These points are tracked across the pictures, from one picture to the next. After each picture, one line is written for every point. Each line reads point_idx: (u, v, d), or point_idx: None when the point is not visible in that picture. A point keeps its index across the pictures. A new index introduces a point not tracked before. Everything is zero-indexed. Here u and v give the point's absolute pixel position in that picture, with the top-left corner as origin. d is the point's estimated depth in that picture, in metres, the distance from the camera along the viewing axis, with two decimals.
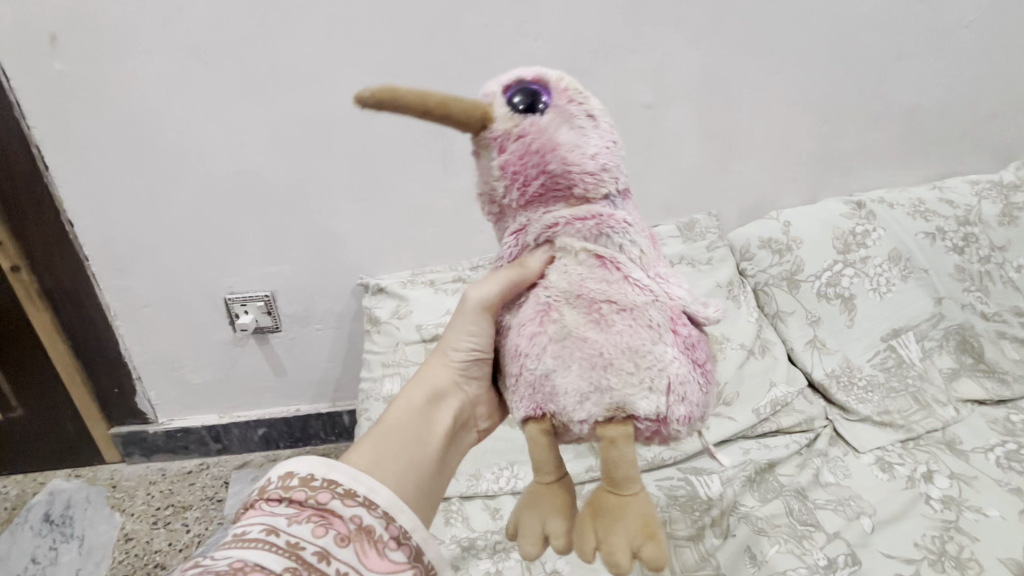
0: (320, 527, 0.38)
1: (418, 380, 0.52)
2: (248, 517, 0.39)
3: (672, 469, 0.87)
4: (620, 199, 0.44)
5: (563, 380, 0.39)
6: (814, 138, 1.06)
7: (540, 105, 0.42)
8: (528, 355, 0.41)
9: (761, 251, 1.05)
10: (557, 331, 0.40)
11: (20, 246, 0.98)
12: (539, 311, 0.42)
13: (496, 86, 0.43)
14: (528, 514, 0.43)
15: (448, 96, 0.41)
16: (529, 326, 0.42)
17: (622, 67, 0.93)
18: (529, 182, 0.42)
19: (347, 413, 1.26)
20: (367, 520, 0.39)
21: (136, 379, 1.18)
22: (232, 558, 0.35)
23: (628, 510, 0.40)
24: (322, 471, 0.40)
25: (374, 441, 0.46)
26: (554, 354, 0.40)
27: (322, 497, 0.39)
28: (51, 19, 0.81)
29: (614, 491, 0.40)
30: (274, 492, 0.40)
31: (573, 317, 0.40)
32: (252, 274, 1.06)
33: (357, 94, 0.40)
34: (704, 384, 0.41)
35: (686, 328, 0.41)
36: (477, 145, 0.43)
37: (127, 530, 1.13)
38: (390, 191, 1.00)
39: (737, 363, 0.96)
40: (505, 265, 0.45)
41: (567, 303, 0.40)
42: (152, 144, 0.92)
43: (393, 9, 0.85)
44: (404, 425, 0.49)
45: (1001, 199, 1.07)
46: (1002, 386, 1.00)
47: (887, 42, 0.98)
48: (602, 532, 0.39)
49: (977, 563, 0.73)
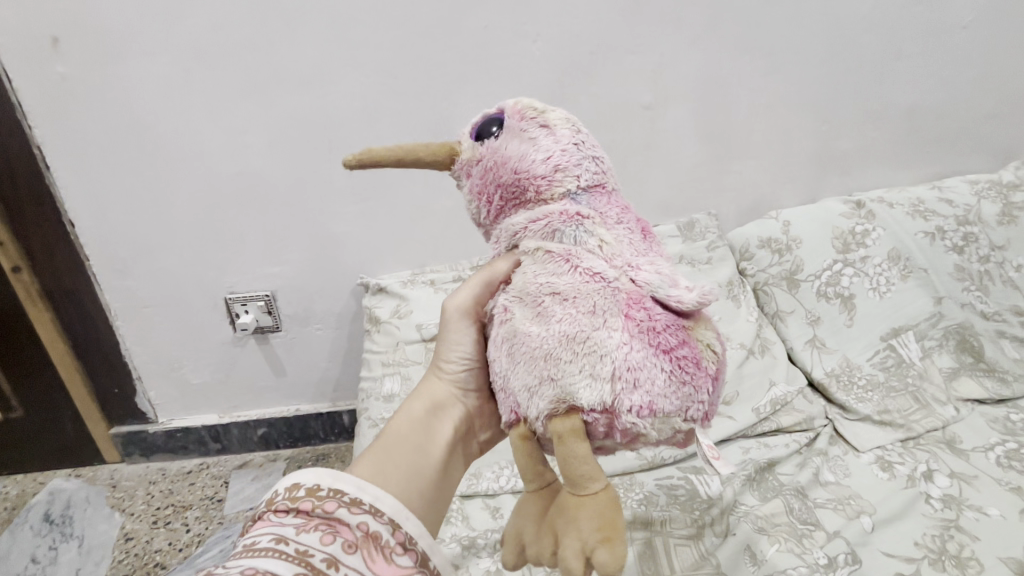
0: (328, 535, 0.37)
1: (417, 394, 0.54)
2: (255, 529, 0.38)
3: (671, 469, 0.87)
4: (584, 196, 0.45)
5: (514, 374, 0.42)
6: (814, 138, 1.06)
7: (496, 130, 0.48)
8: (494, 355, 0.44)
9: (761, 251, 1.05)
10: (512, 329, 0.43)
11: (21, 246, 0.98)
12: (501, 312, 0.45)
13: (470, 126, 0.51)
14: (512, 522, 0.46)
15: (414, 145, 0.50)
16: (496, 328, 0.45)
17: (622, 68, 0.93)
18: (492, 198, 0.47)
19: (347, 413, 1.27)
20: (374, 527, 0.40)
21: (136, 379, 1.18)
22: (243, 566, 0.34)
23: (584, 512, 0.39)
24: (327, 480, 0.40)
25: (378, 450, 0.47)
26: (508, 351, 0.43)
27: (329, 506, 0.39)
28: (51, 20, 0.81)
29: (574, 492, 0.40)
30: (281, 503, 0.39)
31: (522, 314, 0.42)
32: (252, 273, 1.07)
33: (346, 161, 0.52)
34: (673, 372, 0.39)
35: (643, 313, 0.40)
36: (457, 178, 0.51)
37: (126, 530, 1.13)
38: (390, 191, 1.00)
39: (737, 363, 0.96)
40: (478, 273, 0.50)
41: (520, 302, 0.43)
42: (153, 144, 0.92)
43: (394, 11, 0.86)
44: (406, 433, 0.50)
45: (1000, 199, 1.07)
46: (1001, 386, 1.00)
47: (886, 43, 0.98)
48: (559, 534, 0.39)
49: (977, 562, 0.73)
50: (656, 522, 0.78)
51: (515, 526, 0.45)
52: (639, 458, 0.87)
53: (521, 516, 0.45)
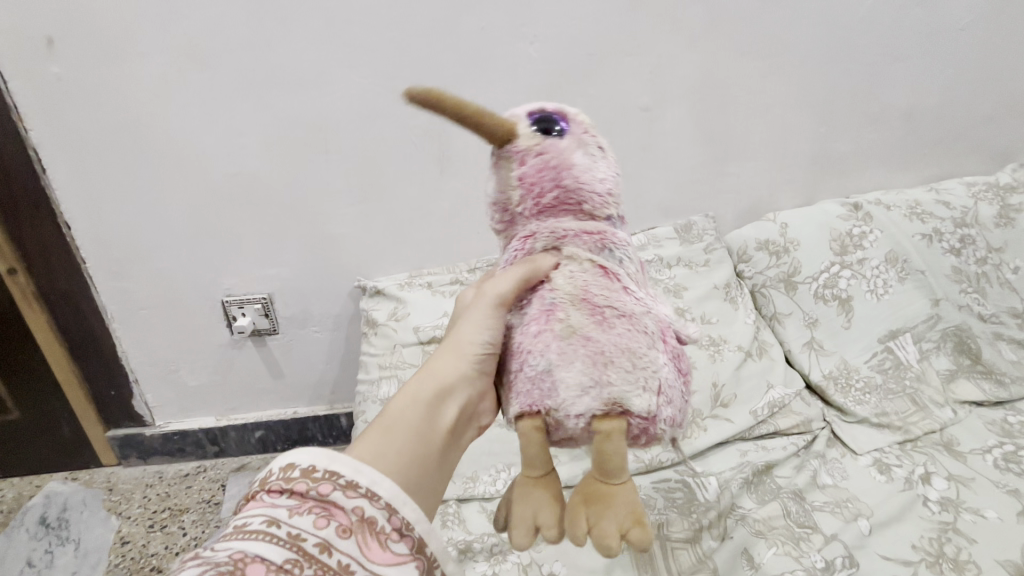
0: (322, 519, 0.37)
1: (428, 365, 0.51)
2: (248, 509, 0.38)
3: (669, 471, 0.87)
4: (619, 224, 0.49)
5: (566, 375, 0.41)
6: (811, 140, 1.06)
7: (560, 131, 0.47)
8: (534, 353, 0.43)
9: (758, 253, 1.04)
10: (564, 330, 0.42)
11: (17, 248, 0.98)
12: (544, 310, 0.44)
13: (519, 112, 0.48)
14: (517, 509, 0.45)
15: (483, 108, 0.44)
16: (534, 325, 0.44)
17: (619, 70, 0.93)
18: (545, 194, 0.46)
19: (345, 415, 1.26)
20: (369, 512, 0.39)
21: (133, 381, 1.17)
22: (232, 549, 0.34)
23: (619, 499, 0.42)
24: (324, 462, 0.39)
25: (376, 434, 0.45)
26: (558, 352, 0.42)
27: (323, 489, 0.38)
28: (47, 22, 0.81)
29: (606, 481, 0.42)
30: (275, 483, 0.39)
31: (578, 317, 0.42)
32: (249, 276, 1.06)
33: (407, 90, 0.42)
34: (684, 394, 0.45)
35: (672, 340, 0.45)
36: (497, 156, 0.47)
37: (122, 534, 1.13)
38: (387, 193, 1.00)
39: (735, 365, 0.95)
40: (514, 265, 0.46)
41: (570, 305, 0.43)
42: (150, 147, 0.92)
43: (390, 13, 0.86)
44: (406, 418, 0.47)
45: (997, 201, 1.07)
46: (999, 387, 1.00)
47: (883, 45, 0.99)
48: (595, 518, 0.42)
49: (975, 565, 0.73)
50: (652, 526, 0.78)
51: (524, 512, 0.44)
52: (636, 462, 0.87)
53: (529, 502, 0.44)
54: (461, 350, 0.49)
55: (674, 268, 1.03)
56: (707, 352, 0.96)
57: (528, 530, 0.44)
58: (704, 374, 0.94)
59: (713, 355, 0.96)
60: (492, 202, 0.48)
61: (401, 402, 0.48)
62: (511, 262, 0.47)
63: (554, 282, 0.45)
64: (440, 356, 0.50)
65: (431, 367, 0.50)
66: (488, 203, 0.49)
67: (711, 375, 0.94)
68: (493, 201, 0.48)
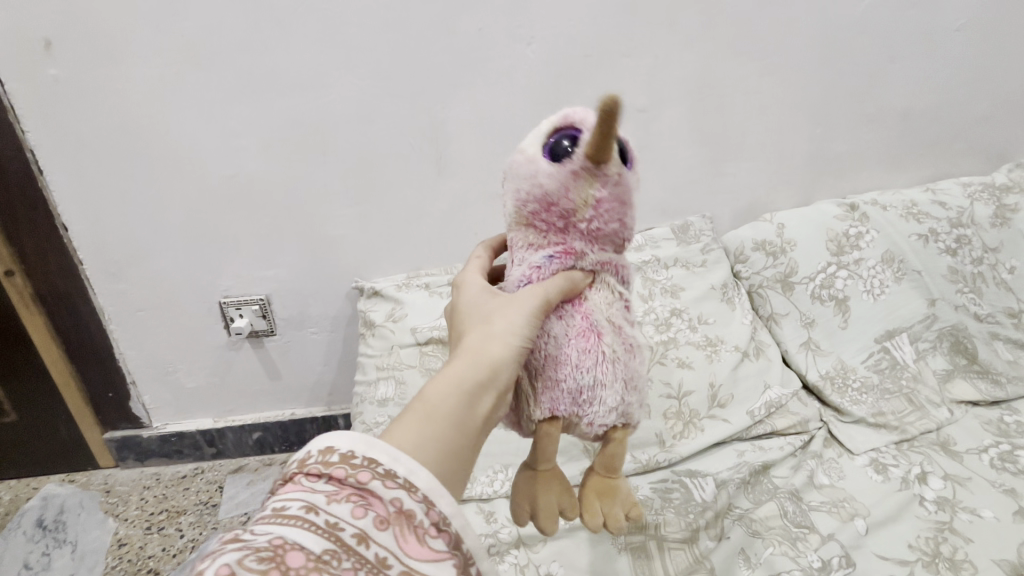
0: (359, 508, 0.35)
1: (465, 345, 0.46)
2: (286, 491, 0.36)
3: (666, 472, 0.87)
4: None
5: (609, 393, 0.47)
6: (808, 141, 1.06)
7: (629, 162, 0.48)
8: (582, 366, 0.46)
9: (755, 253, 1.05)
10: (609, 352, 0.47)
11: (14, 250, 0.98)
12: (587, 328, 0.48)
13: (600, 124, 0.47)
14: (548, 497, 0.50)
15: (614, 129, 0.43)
16: (578, 340, 0.47)
17: (616, 71, 0.93)
18: (607, 224, 0.48)
19: (343, 416, 1.26)
20: (408, 505, 0.36)
21: (130, 383, 1.17)
22: (271, 534, 0.32)
23: (621, 487, 0.51)
24: (362, 448, 0.37)
25: (416, 420, 0.41)
26: (603, 370, 0.47)
27: (362, 476, 0.36)
28: (45, 23, 0.81)
29: (611, 475, 0.50)
30: (313, 466, 0.36)
31: (617, 342, 0.48)
32: (247, 277, 1.06)
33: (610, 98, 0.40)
34: None
35: None
36: (581, 168, 0.45)
37: (120, 536, 1.12)
38: (384, 194, 1.00)
39: (732, 365, 0.95)
40: (557, 276, 0.48)
41: (610, 330, 0.48)
42: (147, 148, 0.92)
43: (387, 14, 0.86)
44: (447, 403, 0.42)
45: (993, 201, 1.07)
46: (996, 387, 1.01)
47: (878, 46, 0.99)
48: (607, 506, 0.49)
49: (971, 564, 0.73)
50: (650, 526, 0.78)
51: (554, 499, 0.50)
52: (633, 462, 0.87)
53: (556, 490, 0.50)
54: (507, 337, 0.46)
55: (671, 268, 1.03)
56: (704, 352, 0.96)
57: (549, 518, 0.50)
58: (701, 373, 0.94)
59: (710, 355, 0.95)
60: (549, 203, 0.47)
61: (441, 385, 0.43)
62: (554, 271, 0.49)
63: (590, 303, 0.49)
64: (481, 337, 0.46)
65: (470, 352, 0.45)
66: (542, 198, 0.47)
67: (708, 375, 0.94)
68: (551, 201, 0.47)
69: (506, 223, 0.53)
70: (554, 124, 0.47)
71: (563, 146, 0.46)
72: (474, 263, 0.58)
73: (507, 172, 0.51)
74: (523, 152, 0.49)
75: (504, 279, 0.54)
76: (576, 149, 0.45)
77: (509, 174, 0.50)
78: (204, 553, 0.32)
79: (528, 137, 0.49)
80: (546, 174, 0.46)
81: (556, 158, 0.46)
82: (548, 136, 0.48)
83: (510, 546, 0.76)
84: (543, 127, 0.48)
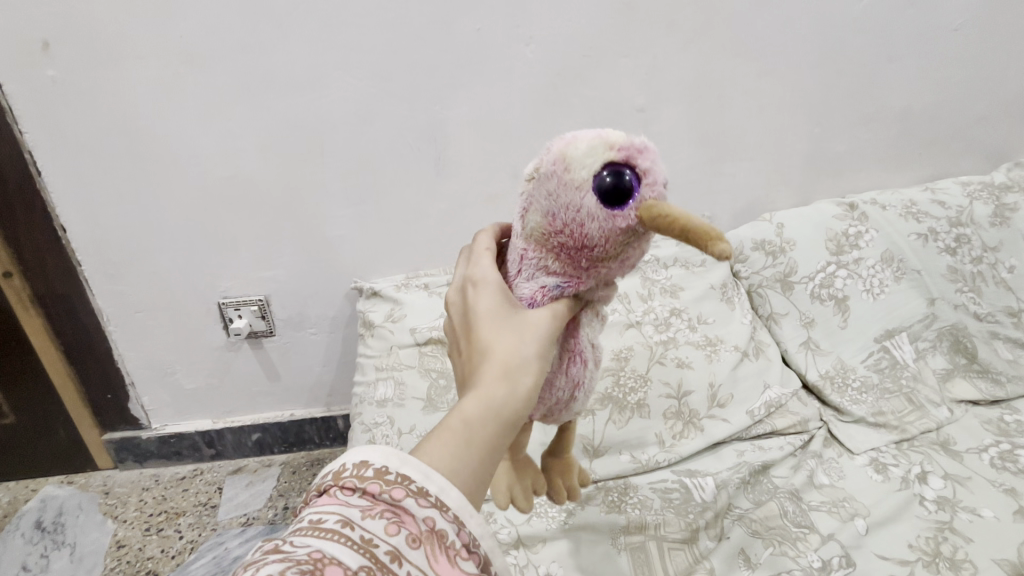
0: (393, 525, 0.35)
1: (497, 358, 0.45)
2: (320, 504, 0.36)
3: (666, 472, 0.86)
4: None
5: (578, 404, 0.53)
6: (806, 140, 1.06)
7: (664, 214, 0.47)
8: (560, 387, 0.51)
9: (756, 253, 1.04)
10: (586, 376, 0.52)
11: (12, 252, 0.98)
12: (579, 356, 0.51)
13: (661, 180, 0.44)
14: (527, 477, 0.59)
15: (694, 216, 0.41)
16: (570, 366, 0.51)
17: (615, 71, 0.93)
18: (622, 270, 0.48)
19: (342, 417, 1.26)
20: (439, 524, 0.36)
21: (129, 385, 1.17)
22: (310, 547, 0.32)
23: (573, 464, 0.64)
24: (396, 463, 0.37)
25: (456, 445, 0.40)
26: (578, 390, 0.52)
27: (396, 493, 0.36)
28: (43, 24, 0.81)
29: (564, 456, 0.63)
30: (348, 480, 0.36)
31: (593, 363, 0.53)
32: (245, 278, 1.06)
33: (720, 249, 0.38)
34: None
35: None
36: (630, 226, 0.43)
37: (119, 538, 1.12)
38: (383, 195, 1.00)
39: (731, 365, 0.95)
40: (560, 304, 0.49)
41: (592, 353, 0.53)
42: (146, 150, 0.92)
43: (386, 15, 0.86)
44: (484, 424, 0.42)
45: (993, 200, 1.07)
46: (995, 386, 1.00)
47: (877, 46, 0.99)
48: (567, 480, 0.62)
49: (972, 564, 0.73)
50: (650, 526, 0.78)
51: (530, 479, 0.59)
52: (633, 462, 0.86)
53: (530, 472, 0.59)
54: (540, 355, 0.45)
55: (671, 268, 1.04)
56: (704, 352, 0.96)
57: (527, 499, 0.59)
58: (701, 373, 0.94)
59: (710, 355, 0.95)
60: (583, 244, 0.45)
61: (478, 404, 0.42)
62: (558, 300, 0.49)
63: (581, 326, 0.52)
64: (514, 353, 0.45)
65: (505, 373, 0.44)
66: (579, 236, 0.45)
67: (707, 374, 0.93)
68: (585, 243, 0.45)
69: (522, 227, 0.50)
70: (615, 156, 0.43)
71: (621, 193, 0.43)
72: (486, 256, 0.54)
73: (546, 182, 0.46)
74: (572, 173, 0.44)
75: (510, 281, 0.52)
76: (631, 205, 0.43)
77: (547, 186, 0.46)
78: (243, 563, 0.31)
79: (581, 152, 0.44)
80: (593, 217, 0.43)
81: (608, 203, 0.43)
82: (604, 165, 0.43)
83: (510, 546, 0.76)
84: (602, 151, 0.43)
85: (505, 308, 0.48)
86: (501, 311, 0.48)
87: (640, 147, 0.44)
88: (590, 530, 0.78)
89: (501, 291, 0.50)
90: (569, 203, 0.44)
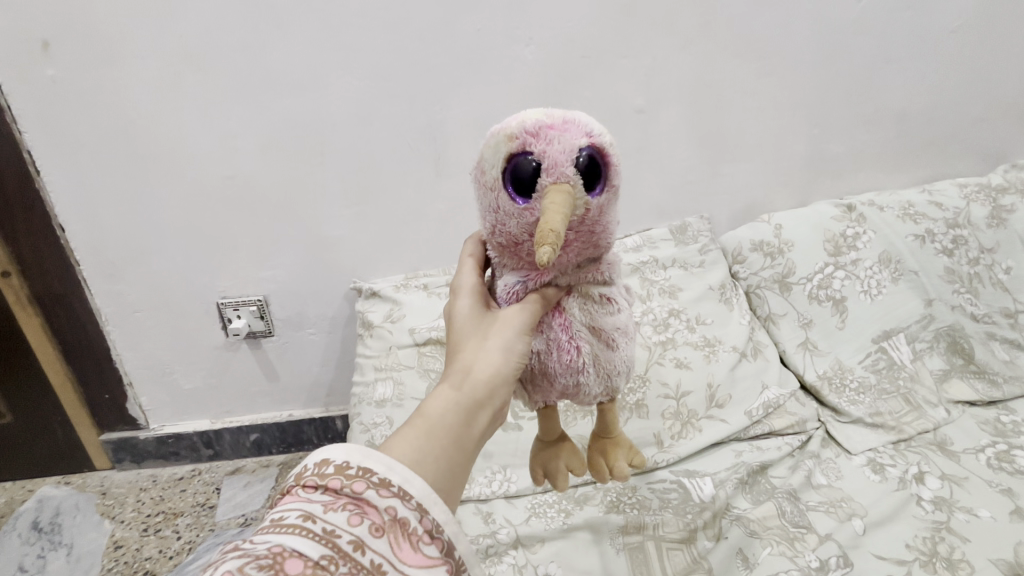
0: (355, 516, 0.36)
1: (463, 363, 0.49)
2: (284, 503, 0.37)
3: (665, 472, 0.87)
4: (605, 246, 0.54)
5: (591, 387, 0.52)
6: (805, 142, 1.06)
7: (596, 184, 0.45)
8: (559, 374, 0.51)
9: (753, 254, 1.05)
10: (585, 361, 0.50)
11: (10, 252, 0.98)
12: (566, 343, 0.50)
13: (563, 161, 0.43)
14: (559, 460, 0.61)
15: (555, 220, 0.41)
16: (557, 355, 0.50)
17: (614, 72, 0.93)
18: (574, 249, 0.48)
19: (340, 417, 1.25)
20: (402, 513, 0.38)
21: (127, 385, 1.17)
22: (270, 542, 0.33)
23: (618, 446, 0.61)
24: (357, 458, 0.38)
25: (419, 437, 0.44)
26: (582, 376, 0.51)
27: (357, 486, 0.37)
28: (41, 24, 0.81)
29: (605, 437, 0.61)
30: (310, 478, 0.38)
31: (594, 346, 0.51)
32: (244, 278, 1.06)
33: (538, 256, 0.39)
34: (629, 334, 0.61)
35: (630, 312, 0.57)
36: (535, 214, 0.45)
37: (115, 538, 1.12)
38: (382, 196, 1.00)
39: (730, 365, 0.95)
40: (526, 298, 0.50)
41: (589, 336, 0.51)
42: (144, 149, 0.92)
43: (386, 15, 0.86)
44: (444, 419, 0.45)
45: (990, 201, 1.07)
46: (992, 387, 1.01)
47: (875, 47, 0.99)
48: (611, 461, 0.60)
49: (968, 564, 0.73)
50: (648, 526, 0.78)
51: (565, 459, 0.61)
52: None
53: (563, 453, 0.61)
54: (501, 352, 0.48)
55: (669, 269, 1.04)
56: (702, 352, 0.96)
57: (565, 476, 0.61)
58: (700, 373, 0.94)
59: (708, 355, 0.96)
60: (515, 241, 0.48)
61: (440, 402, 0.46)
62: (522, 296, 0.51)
63: (569, 311, 0.51)
64: (478, 353, 0.49)
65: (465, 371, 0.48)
66: (508, 235, 0.48)
67: (706, 374, 0.94)
68: (517, 239, 0.48)
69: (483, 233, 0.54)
70: (513, 149, 0.44)
71: (528, 184, 0.44)
72: (469, 261, 0.56)
73: (475, 188, 0.49)
74: (485, 176, 0.47)
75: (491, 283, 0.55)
76: (536, 194, 0.44)
77: (477, 192, 0.49)
78: (208, 563, 0.33)
79: (488, 153, 0.46)
80: (510, 214, 0.46)
81: (517, 199, 0.45)
82: (508, 161, 0.45)
83: (508, 546, 0.76)
84: (503, 145, 0.45)
85: (478, 312, 0.52)
86: (472, 315, 0.52)
87: (539, 130, 0.44)
88: (589, 529, 0.78)
89: (478, 294, 0.53)
90: (492, 206, 0.47)
